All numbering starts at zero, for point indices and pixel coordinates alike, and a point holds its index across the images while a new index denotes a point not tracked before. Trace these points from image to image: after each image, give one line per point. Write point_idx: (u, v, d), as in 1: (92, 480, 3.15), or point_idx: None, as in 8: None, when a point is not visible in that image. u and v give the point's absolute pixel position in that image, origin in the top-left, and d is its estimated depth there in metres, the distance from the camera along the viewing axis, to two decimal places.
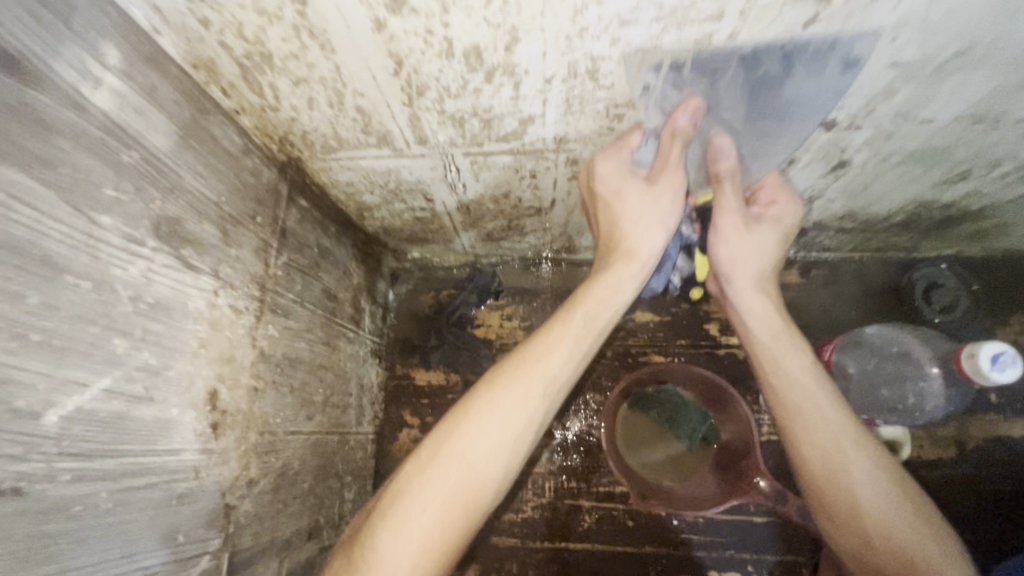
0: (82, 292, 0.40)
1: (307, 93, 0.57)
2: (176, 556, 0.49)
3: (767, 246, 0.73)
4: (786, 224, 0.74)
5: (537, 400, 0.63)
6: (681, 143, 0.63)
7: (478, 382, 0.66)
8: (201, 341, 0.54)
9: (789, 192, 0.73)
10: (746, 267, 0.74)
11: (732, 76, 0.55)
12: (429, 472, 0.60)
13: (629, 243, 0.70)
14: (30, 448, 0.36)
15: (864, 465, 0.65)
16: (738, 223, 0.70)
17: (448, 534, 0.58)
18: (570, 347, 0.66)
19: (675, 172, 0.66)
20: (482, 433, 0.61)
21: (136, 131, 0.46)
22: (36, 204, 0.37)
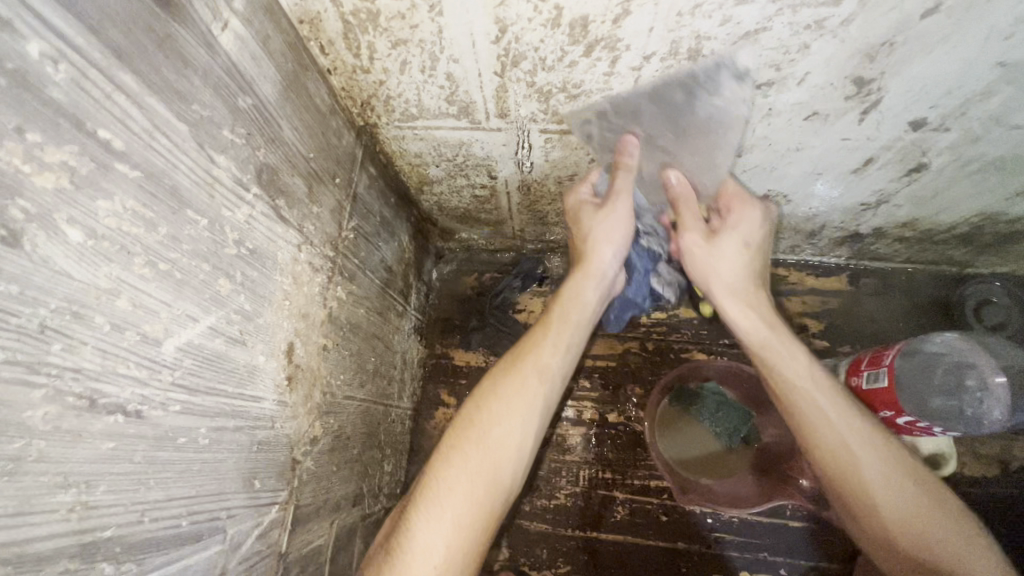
0: (199, 229, 0.41)
1: (403, 56, 0.57)
2: (252, 502, 0.50)
3: (739, 255, 0.73)
4: (750, 232, 0.73)
5: (535, 391, 0.68)
6: (629, 173, 0.71)
7: (469, 397, 0.69)
8: (285, 293, 0.54)
9: (750, 200, 0.74)
10: (722, 278, 0.74)
11: (694, 121, 0.64)
12: (439, 477, 0.62)
13: (598, 257, 0.76)
14: (150, 374, 0.36)
15: (879, 461, 0.64)
16: (698, 239, 0.73)
17: (475, 524, 0.60)
18: (555, 341, 0.72)
19: (626, 196, 0.73)
20: (489, 437, 0.64)
21: (249, 78, 0.46)
22: (170, 136, 0.37)
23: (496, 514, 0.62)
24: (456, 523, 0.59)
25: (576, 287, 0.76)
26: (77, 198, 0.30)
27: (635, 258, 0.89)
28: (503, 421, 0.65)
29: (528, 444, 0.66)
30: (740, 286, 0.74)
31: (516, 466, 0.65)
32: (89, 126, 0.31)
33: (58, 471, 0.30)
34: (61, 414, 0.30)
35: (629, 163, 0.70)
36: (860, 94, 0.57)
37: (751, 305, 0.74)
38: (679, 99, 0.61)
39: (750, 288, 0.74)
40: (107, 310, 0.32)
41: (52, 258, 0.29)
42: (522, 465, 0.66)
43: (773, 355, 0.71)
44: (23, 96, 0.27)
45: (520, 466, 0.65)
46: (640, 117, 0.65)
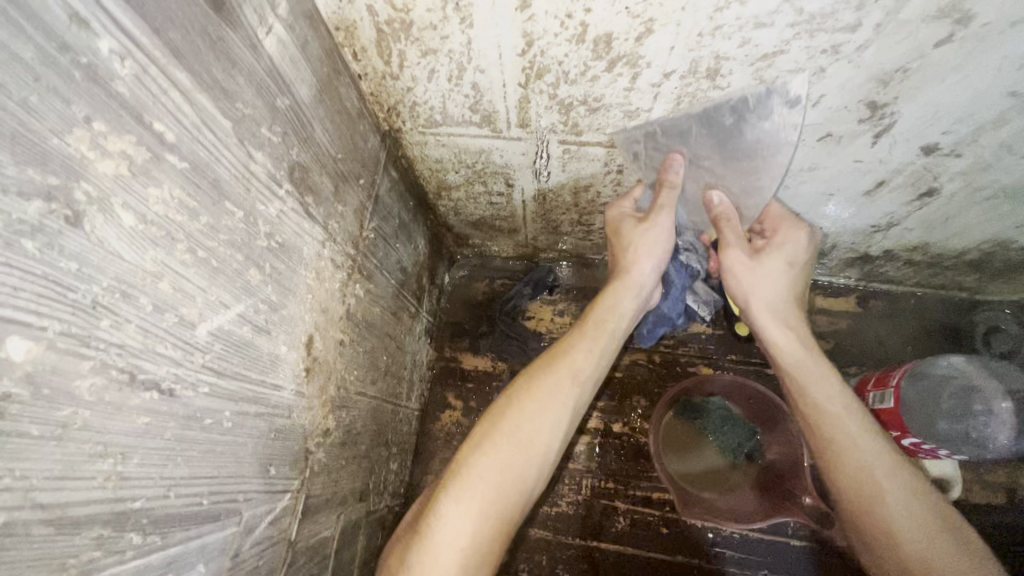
0: (235, 221, 0.43)
1: (432, 65, 0.60)
2: (267, 487, 0.51)
3: (778, 271, 0.76)
4: (793, 251, 0.77)
5: (568, 395, 0.69)
6: (672, 190, 0.73)
7: (503, 391, 0.70)
8: (308, 287, 0.56)
9: (796, 222, 0.78)
10: (761, 295, 0.76)
11: (743, 143, 0.66)
12: (467, 468, 0.63)
13: (637, 268, 0.77)
14: (184, 355, 0.38)
15: (898, 488, 0.64)
16: (743, 258, 0.75)
17: (499, 519, 0.61)
18: (589, 347, 0.73)
19: (670, 211, 0.75)
20: (519, 432, 0.65)
21: (288, 80, 0.49)
22: (215, 131, 0.39)
23: (515, 520, 0.63)
24: (483, 515, 0.60)
25: (614, 298, 0.77)
26: (132, 184, 0.32)
27: (673, 273, 0.92)
28: (537, 415, 0.67)
29: (557, 442, 0.67)
30: (776, 304, 0.76)
31: (538, 481, 0.65)
32: (146, 118, 0.33)
33: (98, 439, 0.32)
34: (104, 386, 0.32)
35: (673, 181, 0.72)
36: (874, 118, 0.59)
37: (789, 324, 0.76)
38: (727, 121, 0.63)
39: (786, 306, 0.76)
40: (150, 291, 0.34)
41: (107, 239, 0.31)
42: (550, 463, 0.67)
43: (807, 373, 0.72)
44: (93, 89, 0.29)
45: (544, 475, 0.66)
46: (658, 129, 0.66)
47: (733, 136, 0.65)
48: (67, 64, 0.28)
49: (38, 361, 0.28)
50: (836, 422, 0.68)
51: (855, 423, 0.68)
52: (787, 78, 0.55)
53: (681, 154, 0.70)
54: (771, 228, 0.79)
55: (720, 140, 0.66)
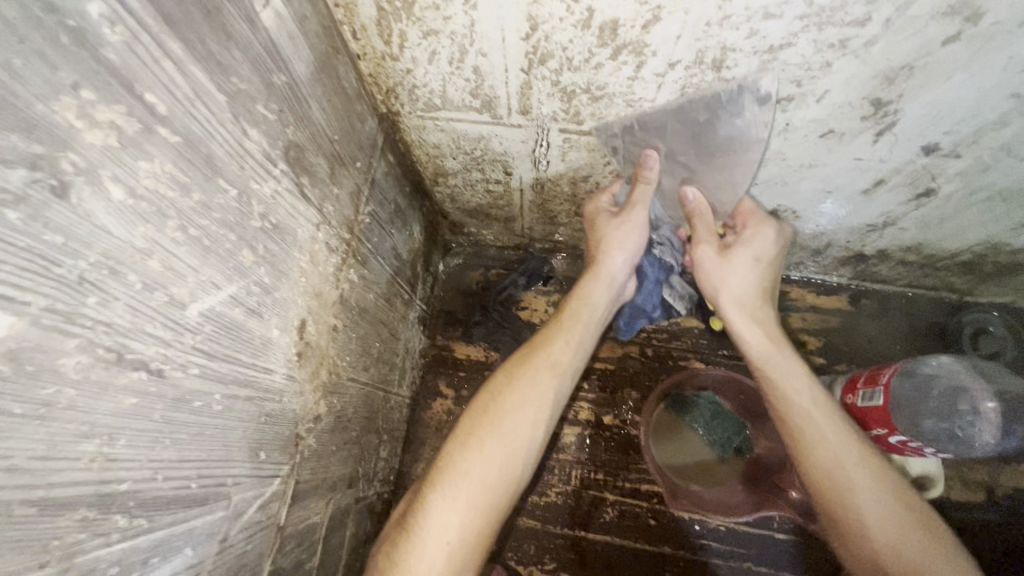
0: (229, 199, 0.42)
1: (433, 46, 0.58)
2: (256, 472, 0.51)
3: (747, 267, 0.76)
4: (762, 248, 0.77)
5: (550, 387, 0.69)
6: (648, 185, 0.75)
7: (484, 385, 0.70)
8: (302, 270, 0.55)
9: (765, 220, 0.78)
10: (731, 290, 0.77)
11: (715, 136, 0.66)
12: (454, 463, 0.63)
13: (609, 258, 0.79)
14: (174, 336, 0.37)
15: (862, 480, 0.65)
16: (709, 254, 0.76)
17: (489, 508, 0.61)
18: (567, 339, 0.73)
19: (644, 206, 0.77)
20: (502, 424, 0.65)
21: (285, 56, 0.47)
22: (209, 105, 0.38)
23: (504, 510, 0.63)
24: (470, 506, 0.60)
25: (589, 288, 0.79)
26: (122, 156, 0.31)
27: (648, 267, 0.92)
28: (521, 407, 0.66)
29: (542, 432, 0.67)
30: (745, 299, 0.76)
31: (524, 471, 0.65)
32: (137, 89, 0.32)
33: (84, 420, 0.31)
34: (91, 364, 0.31)
35: (648, 176, 0.74)
36: (877, 115, 0.59)
37: (756, 321, 0.76)
38: (698, 106, 0.62)
39: (755, 300, 0.76)
40: (140, 269, 0.33)
41: (95, 213, 0.30)
42: (536, 453, 0.67)
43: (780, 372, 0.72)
44: (82, 54, 0.28)
45: (531, 464, 0.66)
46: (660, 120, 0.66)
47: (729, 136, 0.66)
48: (54, 26, 0.26)
49: (21, 337, 0.27)
50: (808, 419, 0.69)
51: (825, 418, 0.68)
52: (791, 71, 0.54)
53: (655, 148, 0.71)
54: (741, 226, 0.79)
55: (717, 140, 0.67)
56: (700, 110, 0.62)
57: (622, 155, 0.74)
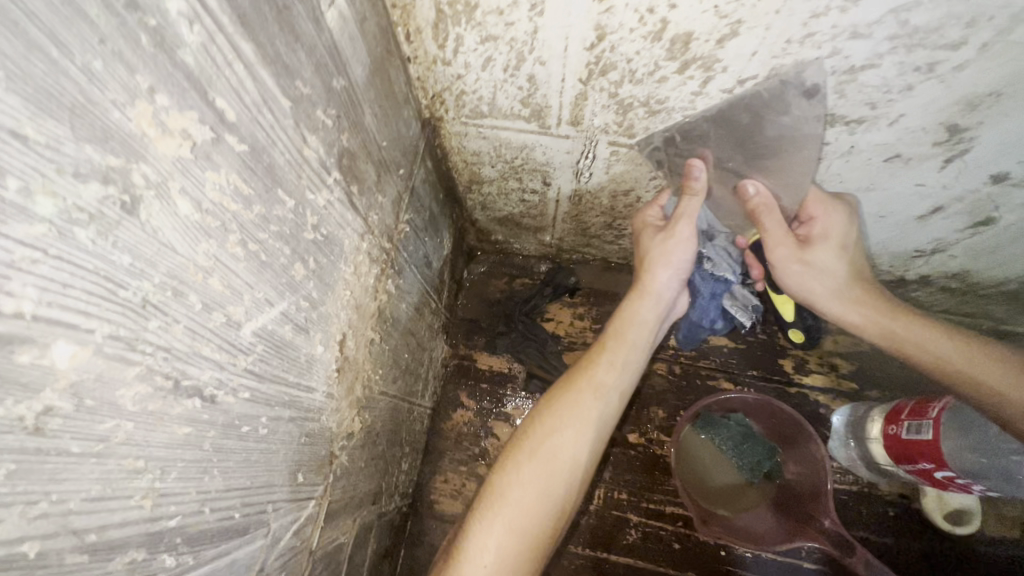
0: (286, 211, 0.39)
1: (489, 52, 0.56)
2: (293, 496, 0.48)
3: (832, 261, 0.71)
4: (841, 234, 0.69)
5: (591, 410, 0.65)
6: (695, 197, 0.71)
7: (528, 412, 0.68)
8: (346, 283, 0.52)
9: (832, 202, 0.68)
10: (824, 289, 0.72)
11: (764, 142, 0.63)
12: (492, 490, 0.61)
13: (653, 277, 0.75)
14: (228, 358, 0.34)
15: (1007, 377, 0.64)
16: (789, 255, 0.71)
17: (530, 533, 0.58)
18: (610, 359, 0.70)
19: (689, 219, 0.72)
20: (542, 448, 0.62)
21: (345, 58, 0.45)
22: (273, 111, 0.35)
23: (548, 538, 0.59)
24: (508, 531, 0.57)
25: (632, 306, 0.76)
26: (191, 167, 0.28)
27: (700, 282, 0.86)
28: (559, 432, 0.63)
29: (583, 457, 0.63)
30: (846, 293, 0.71)
31: (566, 501, 0.61)
32: (209, 94, 0.29)
33: (139, 455, 0.28)
34: (148, 394, 0.28)
35: (695, 187, 0.69)
36: (951, 142, 0.56)
37: (862, 303, 0.71)
38: (745, 123, 0.60)
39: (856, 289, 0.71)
40: (201, 288, 0.31)
41: (161, 229, 0.27)
42: (578, 482, 0.62)
43: (903, 335, 0.69)
44: (159, 56, 0.25)
45: (576, 491, 0.62)
46: (725, 136, 0.63)
47: (802, 157, 0.63)
48: (134, 25, 0.24)
49: (83, 368, 0.24)
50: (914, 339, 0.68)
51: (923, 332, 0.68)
52: (867, 93, 0.52)
53: (700, 154, 0.66)
54: (810, 215, 0.70)
55: (786, 155, 0.64)
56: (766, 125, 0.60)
57: (668, 167, 0.70)
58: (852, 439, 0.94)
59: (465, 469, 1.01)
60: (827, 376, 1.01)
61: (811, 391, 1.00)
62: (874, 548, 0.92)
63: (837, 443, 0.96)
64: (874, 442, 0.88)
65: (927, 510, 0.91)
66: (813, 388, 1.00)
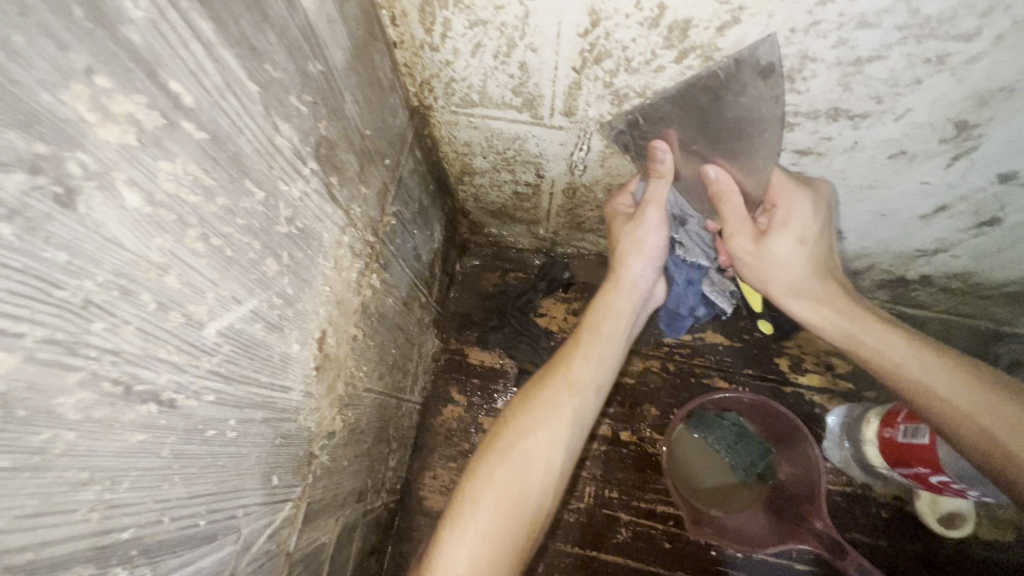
0: (255, 203, 0.37)
1: (478, 38, 0.53)
2: (267, 499, 0.46)
3: (792, 254, 0.65)
4: (804, 224, 0.63)
5: (568, 408, 0.64)
6: (661, 180, 0.66)
7: (500, 414, 0.65)
8: (326, 279, 0.50)
9: (797, 190, 0.63)
10: (779, 280, 0.66)
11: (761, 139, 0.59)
12: (465, 494, 0.59)
13: (626, 267, 0.75)
14: (189, 359, 0.32)
15: (973, 399, 0.54)
16: (746, 245, 0.66)
17: (506, 540, 0.56)
18: (585, 353, 0.68)
19: (658, 205, 0.69)
20: (514, 449, 0.60)
21: (323, 41, 0.42)
22: (239, 96, 0.33)
23: (526, 542, 0.57)
24: (483, 537, 0.55)
25: (607, 298, 0.74)
26: (140, 156, 0.26)
27: (673, 269, 0.81)
28: (532, 433, 0.61)
29: (558, 458, 0.61)
30: (805, 289, 0.65)
31: (541, 503, 0.60)
32: (161, 76, 0.27)
33: (84, 466, 0.26)
34: (94, 401, 0.26)
35: (660, 170, 0.65)
36: (959, 138, 0.53)
37: (819, 301, 0.64)
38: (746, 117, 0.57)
39: (817, 285, 0.65)
40: (155, 287, 0.29)
41: (105, 224, 0.25)
42: (551, 484, 0.61)
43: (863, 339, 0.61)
44: (98, 33, 0.23)
45: (551, 493, 0.61)
46: (709, 135, 0.59)
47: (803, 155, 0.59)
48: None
49: (12, 376, 0.22)
50: (879, 349, 0.60)
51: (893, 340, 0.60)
52: (872, 86, 0.49)
53: (663, 135, 0.61)
54: (773, 203, 0.64)
55: (770, 151, 0.59)
56: (755, 121, 0.56)
57: (636, 151, 0.66)
58: (847, 441, 0.92)
59: (455, 465, 0.99)
60: (823, 375, 0.99)
61: (807, 391, 0.99)
62: (867, 550, 0.91)
63: (832, 444, 0.95)
64: (868, 444, 0.86)
65: (920, 513, 0.89)
66: (809, 388, 0.99)
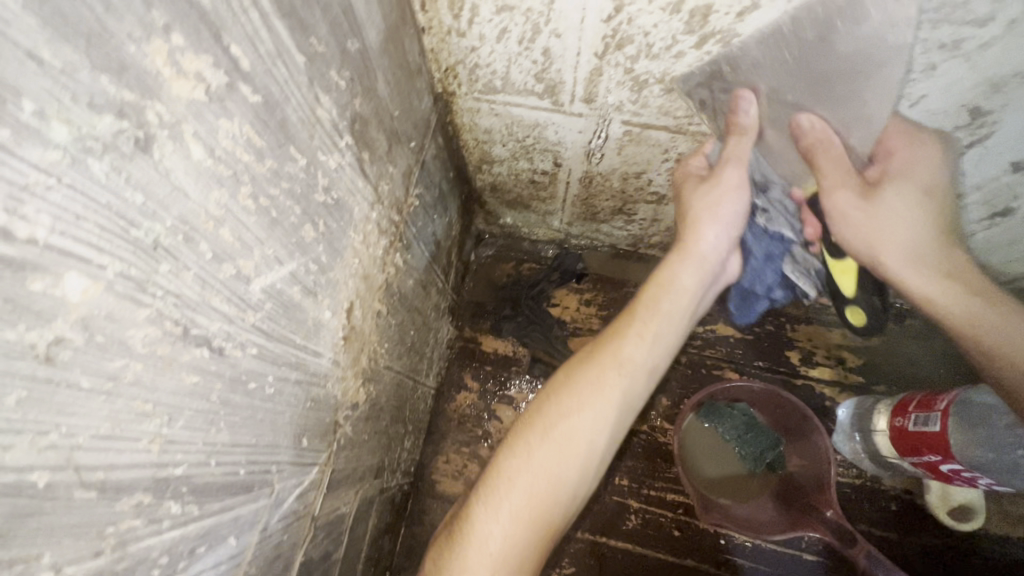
0: (297, 170, 0.39)
1: (504, 24, 0.55)
2: (297, 460, 0.48)
3: (903, 213, 0.58)
4: (920, 174, 0.58)
5: (617, 388, 0.60)
6: (746, 136, 0.60)
7: (549, 386, 0.63)
8: (355, 252, 0.52)
9: (917, 137, 0.57)
10: (894, 246, 0.59)
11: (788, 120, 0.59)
12: (501, 471, 0.58)
13: (696, 234, 0.66)
14: (237, 311, 0.34)
15: None
16: (855, 204, 0.59)
17: (539, 519, 0.56)
18: (640, 331, 0.63)
19: (739, 164, 0.63)
20: (556, 429, 0.58)
21: (360, 21, 0.45)
22: (289, 67, 0.35)
23: (560, 519, 0.57)
24: (515, 519, 0.55)
25: (671, 269, 0.66)
26: (204, 112, 0.28)
27: (752, 242, 0.73)
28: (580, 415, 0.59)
29: (602, 440, 0.59)
30: (921, 261, 0.60)
31: (584, 481, 0.59)
32: (224, 39, 0.29)
33: (148, 398, 0.28)
34: (159, 338, 0.28)
35: (744, 125, 0.60)
36: (973, 125, 0.55)
37: (932, 270, 0.61)
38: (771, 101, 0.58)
39: (931, 254, 0.60)
40: (212, 237, 0.31)
41: (173, 171, 0.27)
42: (601, 463, 0.60)
43: (968, 311, 0.61)
44: None
45: (594, 472, 0.59)
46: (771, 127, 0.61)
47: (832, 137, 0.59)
48: None
49: (94, 304, 0.24)
50: (978, 316, 0.60)
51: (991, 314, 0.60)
52: (889, 71, 0.50)
53: (746, 91, 0.57)
54: (883, 153, 0.58)
55: None
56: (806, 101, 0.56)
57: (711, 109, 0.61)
58: (857, 433, 0.93)
59: (467, 450, 1.01)
60: (834, 369, 1.00)
61: (817, 383, 1.00)
62: (877, 542, 0.91)
63: (842, 436, 0.96)
64: (879, 433, 0.87)
65: (932, 507, 0.90)
66: (820, 381, 1.00)
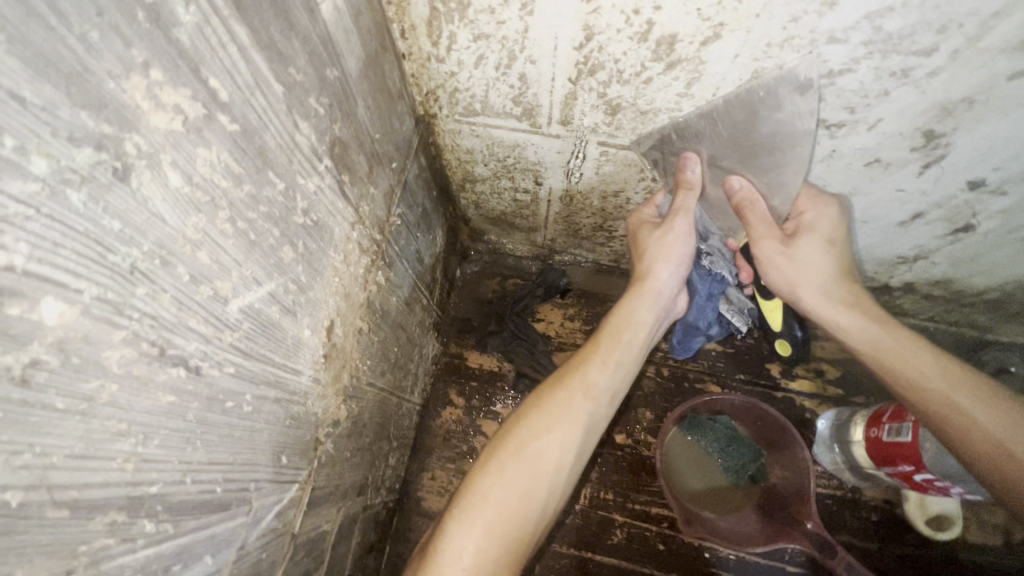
0: (276, 193, 0.40)
1: (481, 50, 0.57)
2: (276, 477, 0.48)
3: (820, 257, 0.66)
4: (831, 229, 0.67)
5: (582, 411, 0.64)
6: (691, 190, 0.70)
7: (513, 411, 0.66)
8: (335, 271, 0.53)
9: (825, 198, 0.67)
10: (811, 284, 0.66)
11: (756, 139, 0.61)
12: (472, 492, 0.59)
13: (654, 272, 0.73)
14: (215, 331, 0.35)
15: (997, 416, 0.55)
16: (780, 250, 0.67)
17: (507, 538, 0.56)
18: (603, 358, 0.68)
19: (686, 213, 0.71)
20: (525, 449, 0.60)
21: (339, 49, 0.46)
22: (267, 96, 0.37)
23: (525, 541, 0.57)
24: (486, 535, 0.55)
25: (630, 302, 0.73)
26: (182, 142, 0.30)
27: (696, 280, 0.81)
28: (542, 436, 0.61)
29: (568, 459, 0.61)
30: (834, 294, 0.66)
31: (549, 503, 0.60)
32: (202, 73, 0.30)
33: (123, 417, 0.29)
34: (134, 359, 0.29)
35: (689, 180, 0.69)
36: (928, 147, 0.57)
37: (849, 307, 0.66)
38: (739, 126, 0.60)
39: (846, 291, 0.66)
40: (189, 260, 0.32)
41: (151, 199, 0.28)
42: (563, 487, 0.61)
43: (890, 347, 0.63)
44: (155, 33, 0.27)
45: (557, 494, 0.61)
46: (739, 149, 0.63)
47: (795, 157, 0.62)
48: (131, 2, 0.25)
49: (70, 327, 0.25)
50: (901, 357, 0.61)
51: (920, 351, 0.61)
52: (845, 96, 0.53)
53: (692, 150, 0.66)
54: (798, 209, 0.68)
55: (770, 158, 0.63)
56: (757, 122, 0.59)
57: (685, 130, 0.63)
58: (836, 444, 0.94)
59: (453, 466, 1.01)
60: (813, 381, 1.02)
61: (796, 395, 1.02)
62: (858, 553, 0.92)
63: (822, 448, 0.97)
64: (856, 444, 0.88)
65: (909, 517, 0.91)
66: (799, 393, 1.01)
